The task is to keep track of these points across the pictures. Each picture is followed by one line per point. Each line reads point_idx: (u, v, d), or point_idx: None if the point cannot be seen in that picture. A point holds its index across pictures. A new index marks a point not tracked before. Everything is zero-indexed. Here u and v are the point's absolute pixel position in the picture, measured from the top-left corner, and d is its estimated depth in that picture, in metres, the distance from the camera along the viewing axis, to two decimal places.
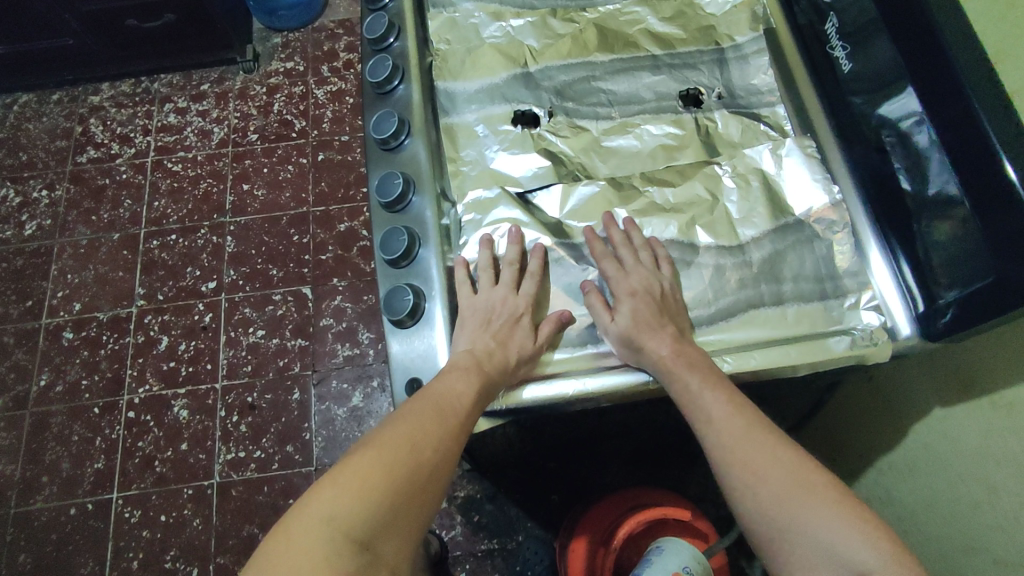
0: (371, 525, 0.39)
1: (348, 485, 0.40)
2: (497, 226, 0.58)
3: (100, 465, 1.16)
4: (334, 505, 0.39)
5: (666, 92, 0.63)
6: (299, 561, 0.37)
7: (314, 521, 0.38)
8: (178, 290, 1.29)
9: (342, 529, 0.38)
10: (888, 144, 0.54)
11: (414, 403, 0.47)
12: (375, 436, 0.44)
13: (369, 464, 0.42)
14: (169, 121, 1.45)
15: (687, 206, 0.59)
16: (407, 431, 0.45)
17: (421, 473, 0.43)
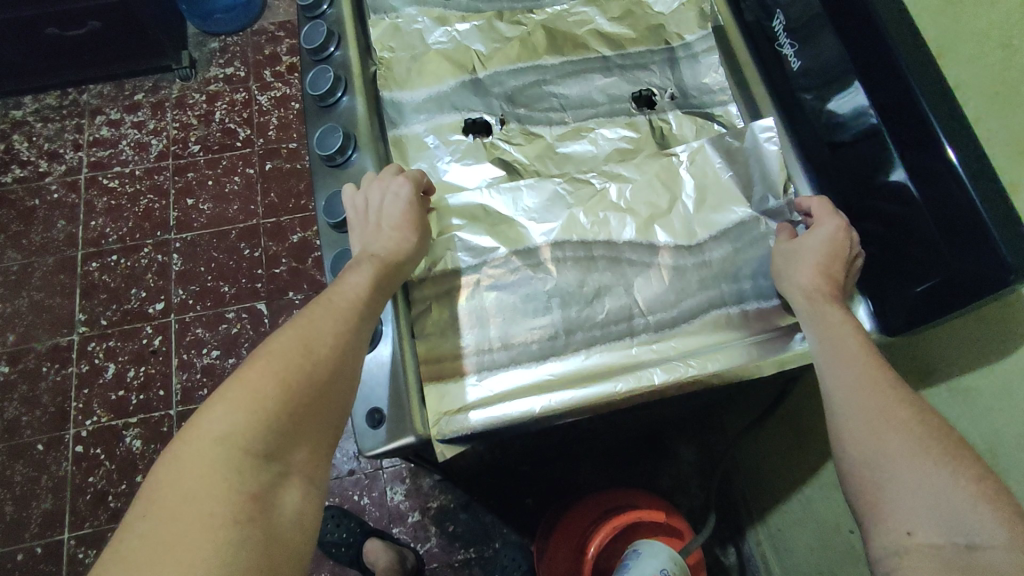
0: (268, 439, 0.39)
1: (238, 405, 0.39)
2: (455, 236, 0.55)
3: (47, 505, 1.09)
4: (228, 423, 0.38)
5: (619, 94, 0.62)
6: (192, 484, 0.36)
7: (208, 442, 0.37)
8: (122, 314, 1.22)
9: (239, 449, 0.38)
10: (836, 138, 0.54)
11: (307, 312, 0.46)
12: (262, 350, 0.43)
13: (262, 379, 0.40)
14: (102, 134, 1.37)
15: (643, 207, 0.56)
16: (299, 338, 0.43)
17: (321, 385, 0.42)
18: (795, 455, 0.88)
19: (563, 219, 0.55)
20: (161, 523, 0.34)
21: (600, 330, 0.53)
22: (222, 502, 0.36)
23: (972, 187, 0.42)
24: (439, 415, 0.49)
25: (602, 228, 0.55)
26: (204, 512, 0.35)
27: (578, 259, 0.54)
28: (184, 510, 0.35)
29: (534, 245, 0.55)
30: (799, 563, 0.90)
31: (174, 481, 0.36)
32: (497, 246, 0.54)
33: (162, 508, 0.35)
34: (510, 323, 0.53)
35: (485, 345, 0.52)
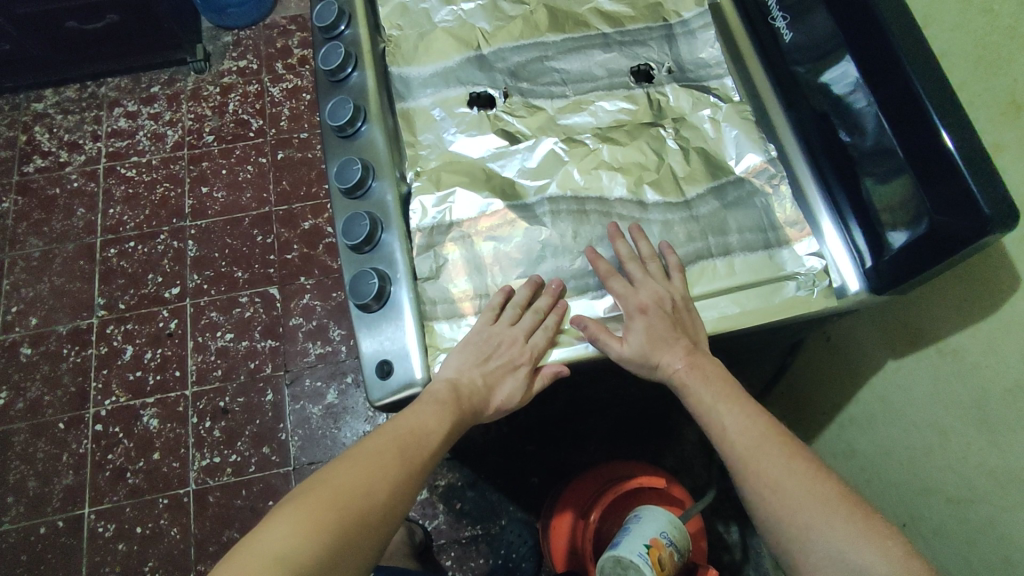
0: (374, 512, 0.44)
1: (359, 471, 0.45)
2: (447, 195, 0.56)
3: (69, 480, 1.13)
4: (361, 467, 0.45)
5: (618, 69, 0.64)
6: (302, 527, 0.41)
7: (345, 477, 0.44)
8: (139, 298, 1.26)
9: (346, 510, 0.43)
10: (827, 108, 0.57)
11: (421, 399, 0.50)
12: (382, 432, 0.48)
13: (378, 454, 0.46)
14: (119, 125, 1.41)
15: (633, 166, 0.59)
16: (414, 429, 0.48)
17: (414, 470, 0.47)
18: (797, 427, 0.90)
19: (556, 176, 0.58)
20: (289, 523, 0.41)
21: (592, 278, 0.56)
22: (335, 522, 0.42)
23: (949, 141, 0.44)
24: (436, 351, 0.52)
25: (593, 185, 0.58)
26: (321, 525, 0.41)
27: (572, 212, 0.57)
28: (309, 519, 0.41)
29: (529, 201, 0.57)
30: None
31: (288, 522, 0.41)
32: (493, 200, 0.56)
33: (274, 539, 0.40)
34: (504, 271, 0.55)
35: (482, 289, 0.55)
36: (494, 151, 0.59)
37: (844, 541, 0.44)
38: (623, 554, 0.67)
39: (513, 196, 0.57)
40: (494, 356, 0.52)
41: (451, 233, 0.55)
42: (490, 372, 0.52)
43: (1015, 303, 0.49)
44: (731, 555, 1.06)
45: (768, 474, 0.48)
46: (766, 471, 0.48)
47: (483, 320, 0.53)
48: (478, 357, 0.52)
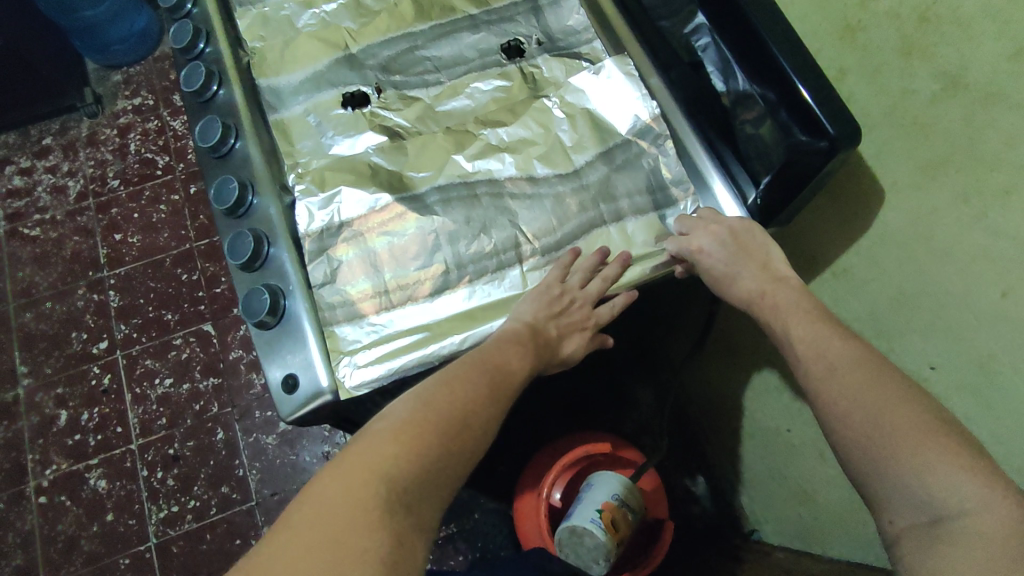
0: (418, 483, 0.38)
1: (398, 441, 0.39)
2: (331, 201, 0.55)
3: (19, 559, 1.08)
4: (398, 434, 0.39)
5: (488, 48, 0.64)
6: (349, 503, 0.36)
7: (384, 447, 0.38)
8: (65, 360, 1.21)
9: (390, 481, 0.37)
10: (695, 58, 0.59)
11: (444, 372, 0.45)
12: (399, 404, 0.42)
13: (412, 419, 0.40)
14: (15, 184, 1.34)
15: (519, 143, 0.58)
16: (444, 395, 0.42)
17: (455, 430, 0.41)
18: (736, 370, 0.93)
19: (443, 165, 0.57)
20: (331, 501, 0.36)
21: (490, 260, 0.54)
22: (379, 495, 0.36)
23: (800, 81, 0.47)
24: (340, 355, 0.51)
25: (482, 169, 0.57)
26: (361, 502, 0.36)
27: (462, 198, 0.56)
28: (351, 495, 0.36)
29: (418, 192, 0.56)
30: (758, 472, 0.95)
31: (328, 503, 0.36)
32: (381, 196, 0.55)
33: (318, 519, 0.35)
34: (401, 265, 0.54)
35: (381, 287, 0.53)
36: (376, 149, 0.58)
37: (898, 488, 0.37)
38: (575, 522, 0.69)
39: (401, 188, 0.56)
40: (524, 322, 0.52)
41: (343, 234, 0.54)
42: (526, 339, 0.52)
43: (884, 214, 0.51)
44: (701, 506, 1.09)
45: (836, 407, 0.41)
46: (837, 414, 0.41)
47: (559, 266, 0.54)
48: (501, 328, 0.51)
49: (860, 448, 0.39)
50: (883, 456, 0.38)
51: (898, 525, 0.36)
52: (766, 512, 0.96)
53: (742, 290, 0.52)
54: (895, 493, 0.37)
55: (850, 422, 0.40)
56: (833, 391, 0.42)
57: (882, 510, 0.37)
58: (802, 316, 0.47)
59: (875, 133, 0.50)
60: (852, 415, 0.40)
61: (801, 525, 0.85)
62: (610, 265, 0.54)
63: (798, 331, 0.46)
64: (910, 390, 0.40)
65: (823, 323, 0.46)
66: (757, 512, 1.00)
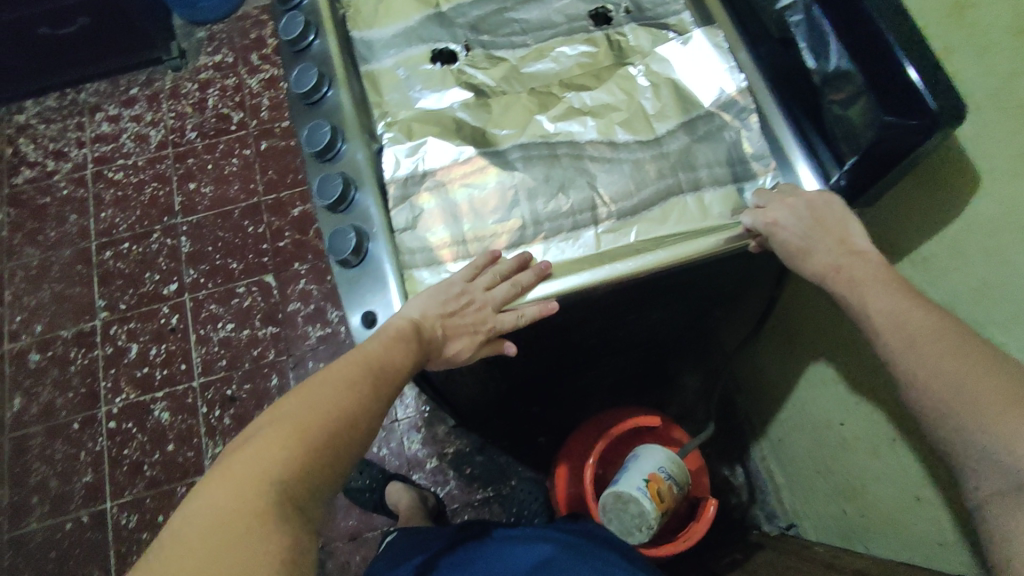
0: (307, 475, 0.40)
1: (280, 445, 0.40)
2: (418, 152, 0.57)
3: (88, 478, 1.16)
4: (288, 424, 0.41)
5: (576, 14, 0.64)
6: (234, 494, 0.38)
7: (269, 439, 0.41)
8: (139, 298, 1.28)
9: (275, 472, 0.39)
10: (787, 33, 0.57)
11: (324, 373, 0.46)
12: (283, 403, 0.44)
13: (306, 408, 0.43)
14: (102, 130, 1.42)
15: (602, 108, 0.59)
16: (323, 396, 0.44)
17: (348, 421, 0.44)
18: (790, 361, 0.92)
19: (526, 125, 0.58)
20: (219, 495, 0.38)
21: (566, 220, 0.56)
22: (266, 488, 0.39)
23: (908, 62, 0.45)
24: None
25: (563, 131, 0.58)
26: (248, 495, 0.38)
27: (542, 157, 0.57)
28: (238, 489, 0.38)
29: (501, 148, 0.57)
30: (803, 465, 0.94)
31: (215, 495, 0.38)
32: (466, 150, 0.57)
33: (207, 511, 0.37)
34: (480, 217, 0.56)
35: (460, 237, 0.55)
36: (461, 105, 0.59)
37: (988, 453, 0.37)
38: (621, 490, 0.70)
39: (484, 144, 0.57)
40: (458, 312, 0.53)
41: (429, 182, 0.56)
42: (450, 325, 0.52)
43: (976, 202, 0.50)
44: (738, 496, 1.09)
45: (916, 377, 0.42)
46: (920, 383, 0.41)
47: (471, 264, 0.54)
48: (442, 309, 0.52)
49: (944, 417, 0.40)
50: (966, 423, 0.38)
51: (986, 490, 0.37)
52: (807, 507, 0.95)
53: (816, 264, 0.51)
54: (980, 460, 0.37)
55: (931, 392, 0.40)
56: (910, 360, 0.42)
57: (970, 476, 0.38)
58: (880, 285, 0.47)
59: (976, 116, 0.49)
60: (936, 383, 0.40)
61: (845, 521, 0.84)
62: (525, 272, 0.54)
63: (878, 304, 0.45)
64: (993, 361, 0.39)
65: (904, 291, 0.46)
66: (798, 506, 0.99)
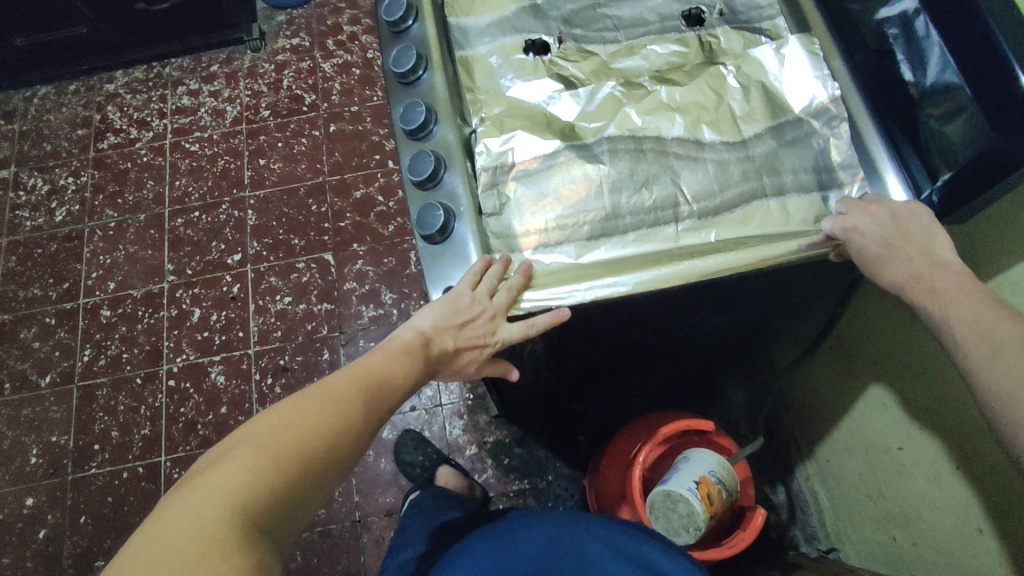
0: (281, 495, 0.38)
1: (251, 464, 0.38)
2: (510, 140, 0.59)
3: (146, 431, 1.22)
4: (269, 437, 0.40)
5: (670, 13, 0.65)
6: (201, 508, 0.35)
7: (247, 451, 0.38)
8: (205, 264, 1.34)
9: (249, 488, 0.37)
10: (884, 46, 0.57)
11: (308, 389, 0.44)
12: (268, 414, 0.42)
13: (291, 422, 0.41)
14: (183, 103, 1.48)
15: (692, 106, 0.59)
16: (301, 415, 0.42)
17: (336, 441, 0.42)
18: (845, 382, 0.90)
19: (615, 117, 0.59)
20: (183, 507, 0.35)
21: (648, 215, 0.56)
22: (236, 504, 0.36)
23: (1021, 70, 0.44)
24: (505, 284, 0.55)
25: (651, 126, 0.58)
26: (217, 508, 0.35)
27: (629, 151, 0.58)
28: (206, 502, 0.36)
29: (588, 141, 0.58)
30: (852, 488, 0.92)
31: (182, 508, 0.35)
32: (556, 141, 0.58)
33: (168, 525, 0.35)
34: (565, 206, 0.57)
35: (544, 224, 0.57)
36: (551, 95, 0.61)
37: None
38: (673, 488, 0.70)
39: (571, 136, 0.59)
40: (469, 323, 0.53)
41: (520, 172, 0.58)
42: (462, 336, 0.53)
43: None
44: (777, 515, 1.07)
45: (1003, 390, 0.40)
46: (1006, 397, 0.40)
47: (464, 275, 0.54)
48: (455, 322, 0.53)
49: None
50: None
51: None
52: (852, 532, 0.93)
53: (895, 272, 0.50)
54: None
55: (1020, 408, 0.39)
56: (997, 373, 0.41)
57: None
58: (963, 298, 0.46)
59: None
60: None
61: (893, 549, 0.82)
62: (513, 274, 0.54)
63: (958, 315, 0.45)
64: None
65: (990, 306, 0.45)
66: (841, 531, 0.97)
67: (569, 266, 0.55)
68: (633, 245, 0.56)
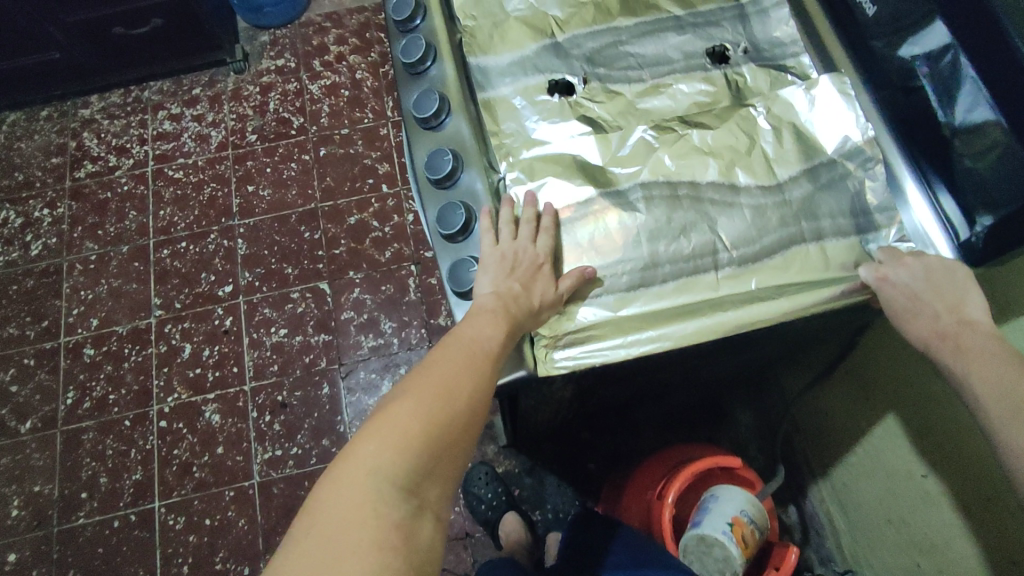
0: (416, 477, 0.40)
1: (384, 454, 0.39)
2: (543, 187, 0.57)
3: (138, 476, 1.16)
4: (400, 418, 0.41)
5: (693, 51, 0.64)
6: (354, 494, 0.38)
7: (385, 432, 0.40)
8: (194, 297, 1.28)
9: (392, 474, 0.39)
10: (912, 82, 0.56)
11: (421, 367, 0.45)
12: (394, 394, 0.43)
13: (417, 401, 0.42)
14: (165, 128, 1.43)
15: (724, 149, 0.58)
16: (412, 411, 0.41)
17: (464, 415, 0.43)
18: (861, 406, 0.90)
19: (648, 161, 0.57)
20: (333, 497, 0.38)
21: (686, 262, 0.55)
22: (383, 488, 0.38)
23: None
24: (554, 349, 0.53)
25: (685, 170, 0.57)
26: (362, 493, 0.38)
27: (664, 197, 0.56)
28: (347, 492, 0.38)
29: (622, 188, 0.57)
30: (871, 512, 0.92)
31: (337, 496, 0.38)
32: (589, 188, 0.57)
33: (326, 511, 0.37)
34: (601, 256, 0.55)
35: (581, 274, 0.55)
36: (580, 138, 0.59)
37: None
38: (707, 532, 0.69)
39: (605, 181, 0.57)
40: (519, 265, 0.53)
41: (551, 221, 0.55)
42: (521, 278, 0.52)
43: None
44: (791, 536, 1.07)
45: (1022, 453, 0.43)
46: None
47: (498, 275, 0.52)
48: (507, 268, 0.52)
49: None
50: None
51: None
52: (871, 555, 0.93)
53: (921, 328, 0.51)
54: None
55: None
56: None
57: None
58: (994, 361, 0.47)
59: None
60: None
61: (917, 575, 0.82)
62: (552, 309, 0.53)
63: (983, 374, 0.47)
64: None
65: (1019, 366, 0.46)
66: (859, 553, 0.98)
67: (608, 320, 0.54)
68: (672, 294, 0.54)
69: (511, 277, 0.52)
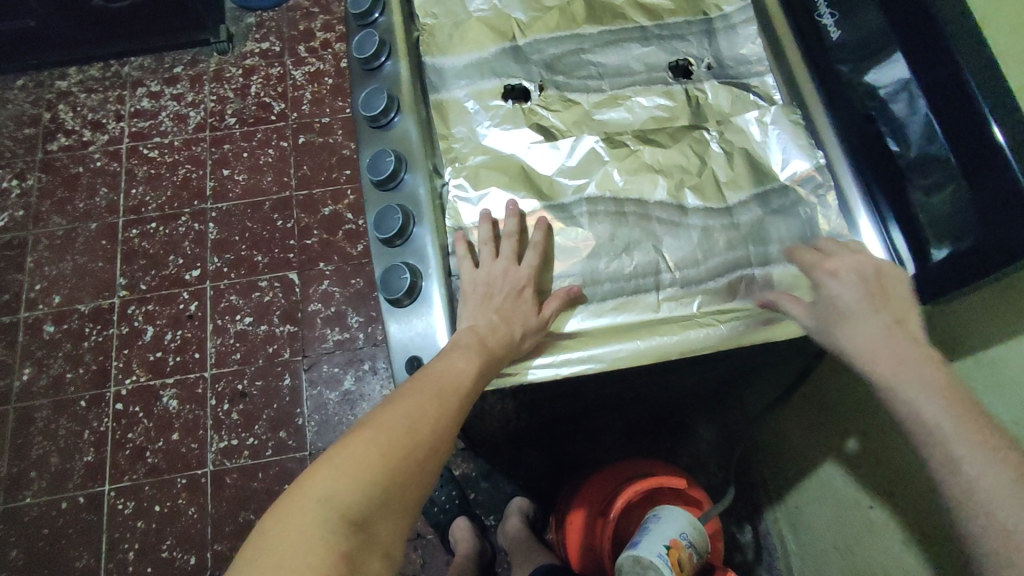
0: (373, 508, 0.39)
1: (341, 482, 0.38)
2: (484, 196, 0.56)
3: (90, 457, 1.14)
4: (362, 449, 0.40)
5: (656, 64, 0.62)
6: (306, 524, 0.37)
7: (344, 461, 0.39)
8: (160, 280, 1.27)
9: (345, 504, 0.38)
10: (873, 111, 0.54)
11: (391, 397, 0.44)
12: (360, 424, 0.42)
13: (380, 433, 0.41)
14: (142, 105, 1.40)
15: (674, 168, 0.57)
16: (374, 441, 0.41)
17: (427, 446, 0.43)
18: (818, 432, 0.89)
19: (595, 175, 0.56)
20: (284, 527, 0.37)
21: (627, 282, 0.54)
22: (335, 518, 0.37)
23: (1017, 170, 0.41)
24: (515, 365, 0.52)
25: (633, 187, 0.56)
26: (313, 522, 0.37)
27: (610, 214, 0.55)
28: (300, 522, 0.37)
29: (563, 202, 0.56)
30: (821, 538, 0.91)
31: (288, 526, 0.37)
32: (532, 201, 0.56)
33: (276, 541, 0.36)
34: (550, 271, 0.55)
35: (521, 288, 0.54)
36: (530, 147, 0.58)
37: None
38: (643, 554, 0.67)
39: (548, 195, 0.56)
40: (496, 293, 0.52)
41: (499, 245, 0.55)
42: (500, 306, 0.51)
43: None
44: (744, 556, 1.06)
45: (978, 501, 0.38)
46: None
47: (476, 307, 0.51)
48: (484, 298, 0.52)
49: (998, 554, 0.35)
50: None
51: None
52: None
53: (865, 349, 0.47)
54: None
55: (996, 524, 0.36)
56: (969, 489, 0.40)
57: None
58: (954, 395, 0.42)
59: None
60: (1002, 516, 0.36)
61: None
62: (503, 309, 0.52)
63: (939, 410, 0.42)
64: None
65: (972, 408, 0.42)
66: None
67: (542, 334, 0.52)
68: (612, 315, 0.53)
69: (487, 308, 0.51)
